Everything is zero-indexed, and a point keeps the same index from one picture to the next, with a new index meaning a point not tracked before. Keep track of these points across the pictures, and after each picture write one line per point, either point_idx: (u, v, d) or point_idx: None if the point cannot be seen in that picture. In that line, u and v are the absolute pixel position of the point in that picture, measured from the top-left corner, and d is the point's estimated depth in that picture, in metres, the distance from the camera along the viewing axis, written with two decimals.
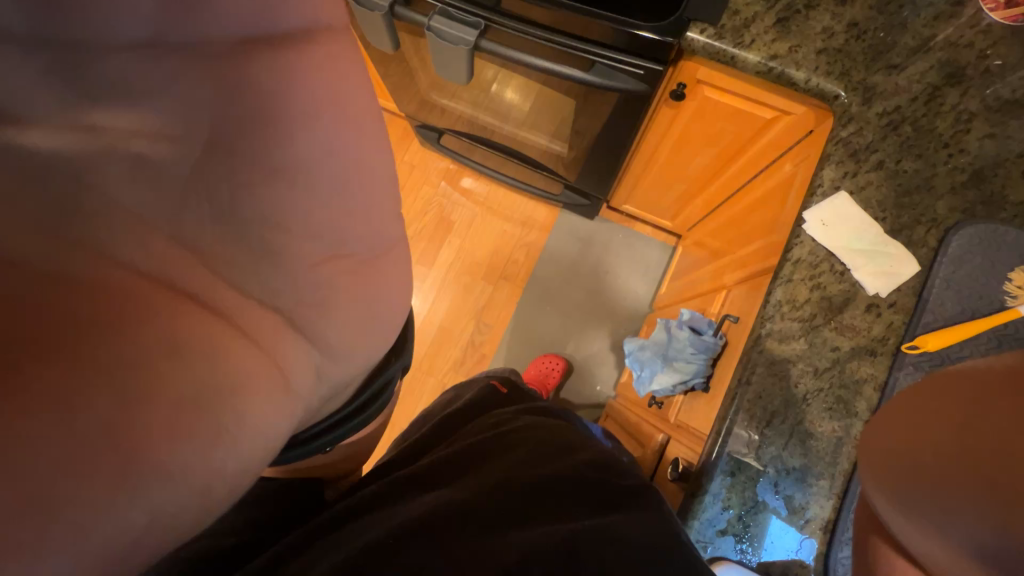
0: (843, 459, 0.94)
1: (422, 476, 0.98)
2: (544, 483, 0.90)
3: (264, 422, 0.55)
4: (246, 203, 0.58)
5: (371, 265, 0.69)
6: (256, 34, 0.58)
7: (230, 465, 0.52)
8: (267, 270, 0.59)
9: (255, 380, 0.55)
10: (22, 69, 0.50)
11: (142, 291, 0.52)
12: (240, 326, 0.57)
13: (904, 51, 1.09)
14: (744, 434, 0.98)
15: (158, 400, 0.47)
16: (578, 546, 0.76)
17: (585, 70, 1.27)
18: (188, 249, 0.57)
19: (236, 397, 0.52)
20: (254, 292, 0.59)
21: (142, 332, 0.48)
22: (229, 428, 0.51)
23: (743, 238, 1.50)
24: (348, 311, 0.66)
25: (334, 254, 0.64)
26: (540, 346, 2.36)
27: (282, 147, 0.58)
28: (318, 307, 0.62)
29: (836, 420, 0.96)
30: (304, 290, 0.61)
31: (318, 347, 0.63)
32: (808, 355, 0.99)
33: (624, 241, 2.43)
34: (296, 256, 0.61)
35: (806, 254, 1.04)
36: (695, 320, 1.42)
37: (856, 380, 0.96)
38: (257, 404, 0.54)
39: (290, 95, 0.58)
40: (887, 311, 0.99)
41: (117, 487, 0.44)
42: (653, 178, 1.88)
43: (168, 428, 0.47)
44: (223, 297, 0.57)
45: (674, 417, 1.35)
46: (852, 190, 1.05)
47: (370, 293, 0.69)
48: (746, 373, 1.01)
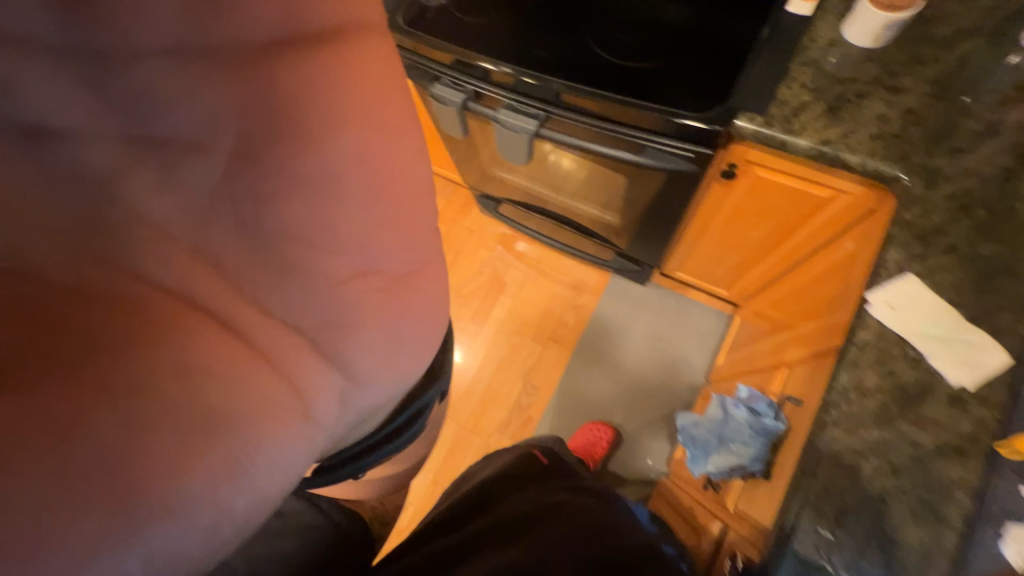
0: (930, 574, 0.84)
1: None
2: None
3: (279, 459, 0.55)
4: (270, 219, 0.57)
5: (405, 280, 0.66)
6: (287, 36, 0.52)
7: (240, 503, 0.52)
8: (292, 290, 0.59)
9: (267, 409, 0.56)
10: (60, 80, 0.52)
11: (179, 318, 0.56)
12: (258, 349, 0.59)
13: (969, 135, 1.08)
14: (813, 534, 0.90)
15: (162, 423, 0.49)
16: None
17: (636, 153, 1.37)
18: (204, 258, 0.59)
19: (252, 425, 0.54)
20: (277, 313, 0.60)
21: (165, 361, 0.52)
22: (241, 459, 0.52)
23: (805, 314, 1.46)
24: (377, 332, 0.64)
25: (361, 271, 0.60)
26: (588, 412, 2.31)
27: (309, 157, 0.54)
28: (343, 326, 0.62)
29: (923, 526, 0.86)
30: (329, 310, 0.61)
31: (341, 370, 0.63)
32: (884, 450, 0.91)
33: (676, 308, 2.40)
34: (320, 273, 0.59)
35: (873, 338, 0.98)
36: (753, 399, 1.36)
37: (944, 484, 0.87)
38: (274, 435, 0.55)
39: (314, 93, 0.53)
40: (975, 406, 0.91)
41: (116, 518, 0.45)
42: (706, 249, 1.90)
43: (171, 460, 0.48)
44: (247, 318, 0.59)
45: (732, 505, 1.22)
46: (922, 273, 1.00)
47: (399, 316, 0.66)
48: (810, 465, 0.94)
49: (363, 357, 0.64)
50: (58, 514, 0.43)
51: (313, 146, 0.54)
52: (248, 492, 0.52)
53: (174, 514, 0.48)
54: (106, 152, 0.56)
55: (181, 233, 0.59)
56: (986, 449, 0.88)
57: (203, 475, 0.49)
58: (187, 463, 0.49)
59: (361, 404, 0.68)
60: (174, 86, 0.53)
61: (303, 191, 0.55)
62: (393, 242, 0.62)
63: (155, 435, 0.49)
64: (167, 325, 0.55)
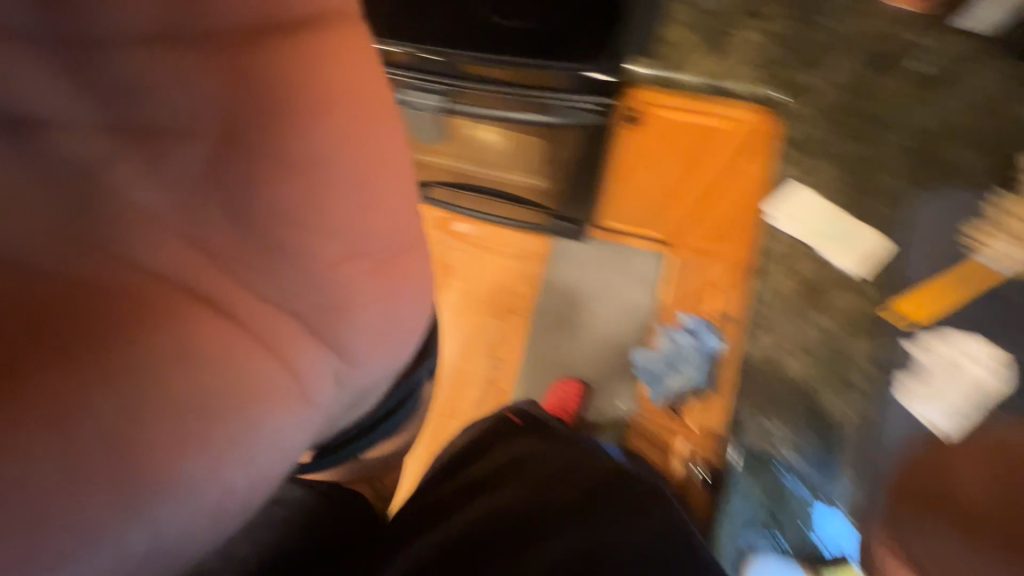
0: (844, 435, 0.99)
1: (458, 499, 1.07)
2: None
3: (278, 439, 0.65)
4: (263, 203, 0.60)
5: (391, 263, 0.67)
6: (261, 23, 0.54)
7: (241, 479, 0.62)
8: (287, 273, 0.64)
9: (262, 394, 0.64)
10: (43, 70, 0.56)
11: (179, 314, 0.63)
12: (256, 336, 0.66)
13: (829, 50, 1.20)
14: (757, 426, 1.02)
15: (163, 407, 0.59)
16: None
17: (546, 115, 1.39)
18: (205, 252, 0.64)
19: (245, 411, 0.62)
20: (272, 300, 0.66)
21: (181, 355, 0.61)
22: (236, 441, 0.61)
23: (723, 238, 1.59)
24: (370, 311, 0.68)
25: (350, 257, 0.64)
26: (554, 371, 2.41)
27: (292, 140, 0.57)
28: (332, 308, 0.66)
29: (837, 397, 1.00)
30: (323, 291, 0.65)
31: (335, 352, 0.69)
32: (801, 341, 1.04)
33: (617, 256, 2.51)
34: (314, 257, 0.63)
35: (778, 247, 1.10)
36: (693, 324, 1.49)
37: (850, 357, 1.02)
38: (270, 417, 0.64)
39: (298, 77, 0.55)
40: (865, 286, 1.05)
41: (117, 491, 0.56)
42: (631, 195, 1.99)
43: (171, 443, 0.58)
44: (242, 304, 0.66)
45: (692, 422, 1.34)
46: (807, 181, 1.13)
47: (383, 301, 0.68)
48: (743, 367, 1.05)
49: (354, 335, 0.68)
50: (76, 486, 0.54)
51: (297, 132, 0.57)
52: (247, 469, 0.62)
53: (182, 491, 0.58)
54: (89, 140, 0.60)
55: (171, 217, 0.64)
56: (874, 320, 1.03)
57: (212, 457, 0.60)
58: (194, 449, 0.59)
59: (357, 386, 0.74)
60: (160, 76, 0.56)
61: (291, 176, 0.59)
62: (381, 224, 0.64)
63: (159, 424, 0.58)
64: (179, 319, 0.62)
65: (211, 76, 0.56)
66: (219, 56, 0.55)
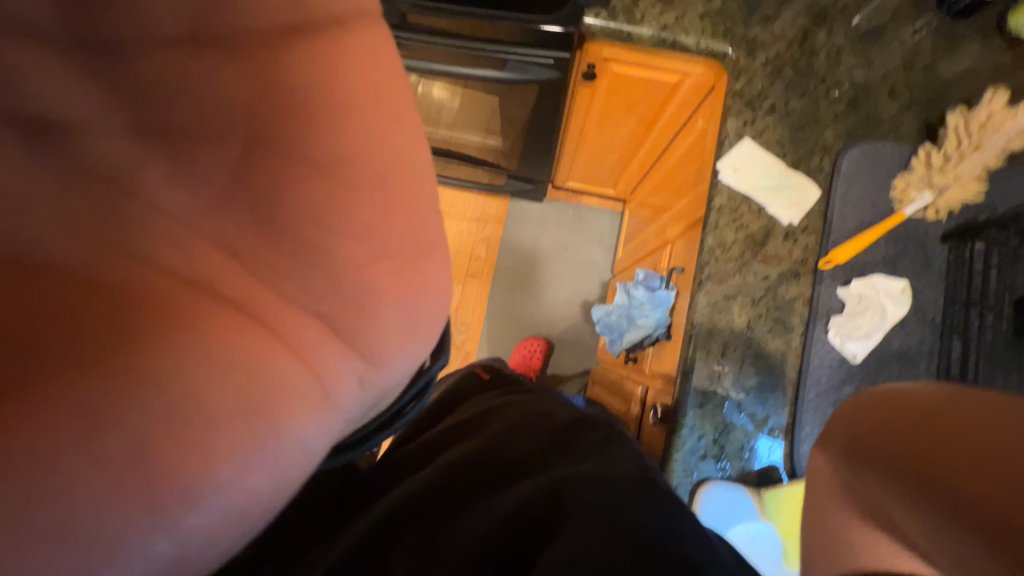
0: (782, 371, 1.10)
1: (423, 455, 1.08)
2: (528, 453, 0.98)
3: (303, 439, 0.60)
4: (287, 201, 0.65)
5: (416, 263, 0.65)
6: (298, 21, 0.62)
7: (265, 482, 0.57)
8: (312, 275, 0.65)
9: (288, 397, 0.60)
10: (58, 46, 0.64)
11: (196, 310, 0.63)
12: (279, 335, 0.64)
13: (774, 3, 1.21)
14: (706, 368, 1.11)
15: (188, 417, 0.56)
16: (561, 488, 0.83)
17: (499, 69, 1.33)
18: (227, 252, 0.68)
19: (271, 412, 0.58)
20: (292, 293, 0.65)
21: (190, 359, 0.59)
22: (267, 440, 0.57)
23: (675, 194, 1.63)
24: (392, 313, 0.64)
25: (375, 256, 0.63)
26: (518, 333, 2.46)
27: (320, 142, 0.62)
28: (357, 309, 0.63)
29: (777, 337, 1.11)
30: (342, 291, 0.64)
31: (358, 355, 0.63)
32: (746, 288, 1.12)
33: (575, 216, 2.53)
34: (336, 257, 0.64)
35: (726, 200, 1.15)
36: (648, 278, 1.55)
37: (787, 301, 1.11)
38: (295, 418, 0.59)
39: (328, 70, 0.61)
40: (801, 235, 1.13)
41: (151, 501, 0.52)
42: (587, 153, 1.98)
43: (195, 445, 0.55)
44: (269, 306, 0.66)
45: (649, 367, 1.47)
46: (753, 135, 1.17)
47: (405, 301, 0.64)
48: (694, 314, 1.13)
49: (373, 332, 0.64)
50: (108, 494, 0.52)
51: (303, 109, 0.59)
52: (272, 470, 0.57)
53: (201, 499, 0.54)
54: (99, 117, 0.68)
55: (202, 223, 0.69)
56: (811, 267, 1.12)
57: (233, 458, 0.55)
58: (220, 430, 0.56)
59: (383, 388, 0.67)
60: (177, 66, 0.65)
61: (308, 168, 0.63)
62: (400, 226, 0.64)
63: (185, 424, 0.56)
64: (191, 323, 0.62)
65: (239, 79, 0.64)
66: (248, 61, 0.63)
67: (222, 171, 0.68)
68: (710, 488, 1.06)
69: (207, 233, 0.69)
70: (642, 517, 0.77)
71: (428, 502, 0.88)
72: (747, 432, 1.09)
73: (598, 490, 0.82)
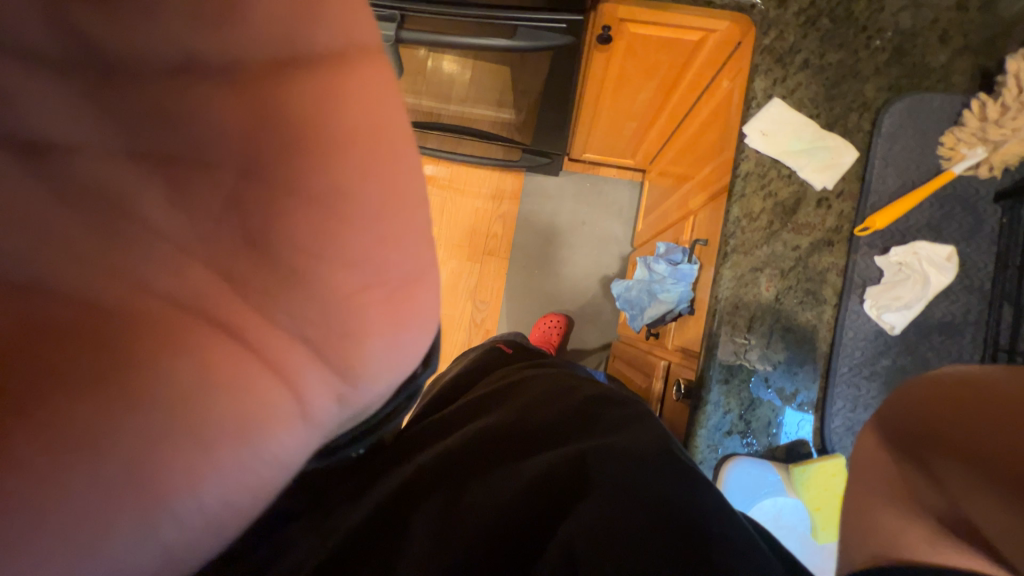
0: (811, 344, 1.05)
1: (442, 427, 1.08)
2: (550, 424, 0.97)
3: (277, 451, 0.67)
4: (274, 228, 0.64)
5: (410, 288, 0.67)
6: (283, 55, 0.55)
7: (239, 493, 0.64)
8: (295, 300, 0.67)
9: (268, 418, 0.67)
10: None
11: (195, 338, 0.68)
12: (269, 360, 0.69)
13: None
14: (731, 343, 1.07)
15: (173, 435, 0.62)
16: (588, 460, 0.82)
17: (510, 39, 1.27)
18: (223, 277, 0.68)
19: (253, 433, 0.65)
20: (276, 317, 0.69)
21: (171, 377, 0.64)
22: (247, 457, 0.64)
23: (698, 161, 1.55)
24: (376, 342, 0.67)
25: (366, 286, 0.64)
26: (537, 310, 2.45)
27: (318, 175, 0.59)
28: (341, 334, 0.67)
29: (808, 310, 1.06)
30: (328, 316, 0.66)
31: (339, 377, 0.69)
32: (774, 259, 1.07)
33: (593, 188, 2.46)
34: (325, 286, 0.65)
35: (753, 166, 1.09)
36: (670, 251, 1.50)
37: (820, 271, 1.06)
38: (275, 435, 0.67)
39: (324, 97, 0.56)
40: (836, 201, 1.06)
41: (140, 505, 0.59)
42: (604, 122, 1.90)
43: (181, 459, 0.61)
44: (255, 333, 0.70)
45: (672, 342, 1.44)
46: (784, 95, 1.09)
47: (384, 333, 0.68)
48: (719, 288, 1.08)
49: (360, 356, 0.68)
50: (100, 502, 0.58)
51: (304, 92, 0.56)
52: (244, 483, 0.64)
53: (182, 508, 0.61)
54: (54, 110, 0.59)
55: (200, 242, 0.68)
56: (847, 236, 1.05)
57: (215, 471, 0.63)
58: (209, 448, 0.63)
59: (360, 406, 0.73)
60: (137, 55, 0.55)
61: (309, 207, 0.61)
62: (393, 258, 0.63)
63: (170, 444, 0.62)
64: (174, 338, 0.67)
65: None
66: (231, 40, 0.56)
67: (222, 196, 0.64)
68: (734, 464, 1.05)
69: (213, 237, 0.67)
70: (665, 495, 0.76)
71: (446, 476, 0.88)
72: (772, 407, 1.06)
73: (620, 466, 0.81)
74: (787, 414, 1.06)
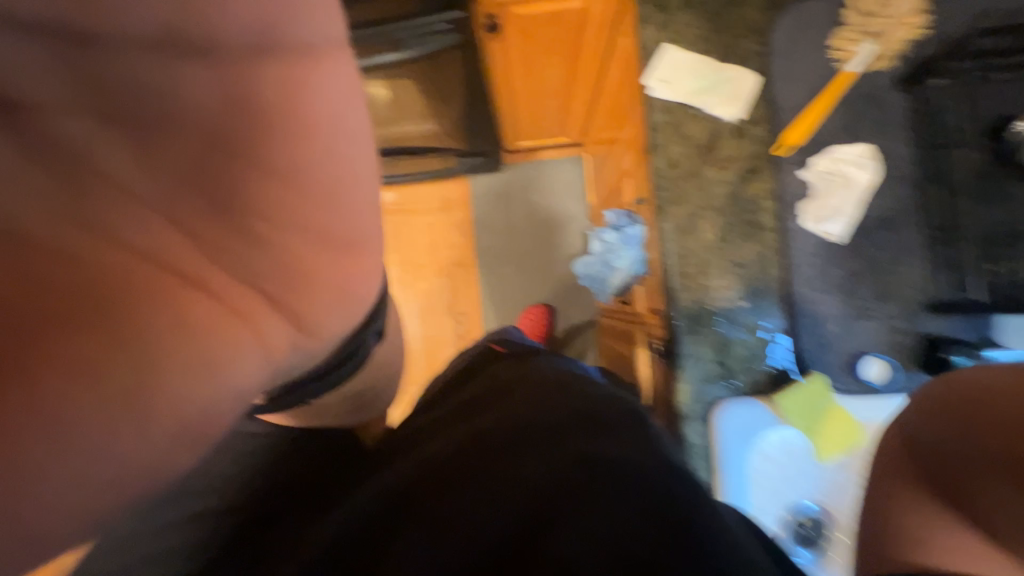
0: (764, 275, 1.06)
1: (409, 441, 1.00)
2: (535, 428, 0.88)
3: (235, 375, 0.65)
4: (238, 183, 0.67)
5: (358, 250, 0.73)
6: (268, 42, 0.61)
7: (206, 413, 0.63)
8: (254, 255, 0.69)
9: (235, 343, 0.66)
10: None
11: (155, 285, 0.64)
12: (234, 306, 0.67)
13: None
14: (689, 292, 1.07)
15: (148, 351, 0.60)
16: (582, 486, 0.74)
17: (397, 51, 1.26)
18: (185, 235, 0.68)
19: (214, 370, 0.63)
20: (240, 272, 0.68)
21: (149, 304, 0.62)
22: (206, 379, 0.62)
23: (621, 122, 1.55)
24: (328, 294, 0.72)
25: (324, 242, 0.71)
26: (515, 306, 2.44)
27: (280, 148, 0.66)
28: (299, 278, 0.70)
29: (752, 242, 1.06)
30: (276, 260, 0.69)
31: (299, 325, 0.71)
32: (707, 200, 1.07)
33: (537, 175, 2.45)
34: (285, 240, 0.69)
35: (663, 116, 1.08)
36: (615, 217, 1.49)
37: (754, 201, 1.06)
38: (237, 366, 0.65)
39: (286, 84, 0.63)
40: (750, 128, 1.07)
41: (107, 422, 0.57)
42: (525, 107, 1.89)
43: (166, 367, 0.60)
44: (220, 283, 0.68)
45: (638, 306, 1.42)
46: (673, 38, 1.08)
47: (331, 286, 0.72)
48: (664, 243, 1.07)
49: (316, 311, 0.72)
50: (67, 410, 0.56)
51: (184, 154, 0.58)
52: (200, 406, 0.62)
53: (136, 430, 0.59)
54: None
55: None
56: (769, 160, 1.06)
57: (178, 388, 0.61)
58: (179, 361, 0.61)
59: (322, 344, 0.75)
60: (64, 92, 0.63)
61: (274, 182, 0.67)
62: (347, 221, 0.70)
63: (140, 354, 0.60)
64: (141, 288, 0.63)
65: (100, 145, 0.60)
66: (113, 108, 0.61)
67: (181, 158, 0.67)
68: (721, 416, 1.04)
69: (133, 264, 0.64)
70: (645, 530, 0.69)
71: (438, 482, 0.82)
72: (744, 346, 1.06)
73: (629, 471, 0.77)
74: (761, 349, 1.06)
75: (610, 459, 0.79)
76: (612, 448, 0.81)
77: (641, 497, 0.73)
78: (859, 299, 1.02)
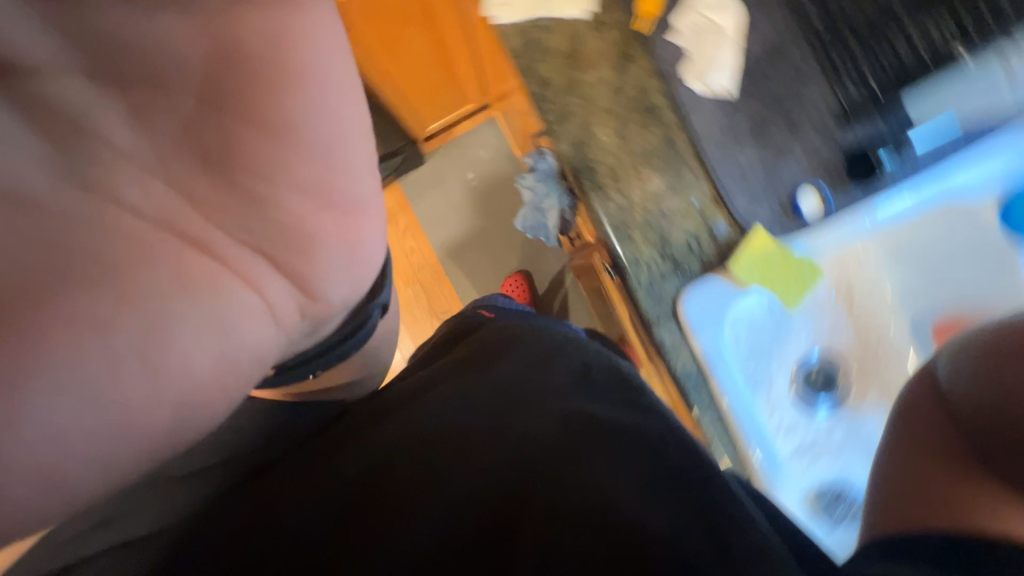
0: (677, 156, 1.00)
1: (344, 433, 0.79)
2: (517, 391, 0.80)
3: (248, 331, 0.50)
4: (230, 141, 0.49)
5: (360, 215, 0.55)
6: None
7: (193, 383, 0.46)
8: (248, 216, 0.51)
9: (218, 317, 0.48)
10: None
11: (155, 243, 0.47)
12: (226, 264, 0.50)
13: None
14: (606, 200, 1.01)
15: (117, 323, 0.43)
16: (582, 453, 0.69)
17: None
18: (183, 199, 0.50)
19: (209, 308, 0.47)
20: (223, 249, 0.50)
21: (144, 273, 0.46)
22: (225, 330, 0.48)
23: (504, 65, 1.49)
24: (329, 253, 0.54)
25: (321, 206, 0.52)
26: (490, 286, 2.39)
27: (287, 100, 0.49)
28: (294, 247, 0.52)
29: (652, 127, 1.01)
30: (265, 218, 0.51)
31: (301, 280, 0.53)
32: (587, 105, 1.02)
33: (460, 150, 2.36)
34: (281, 206, 0.51)
35: (517, 38, 1.03)
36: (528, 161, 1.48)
37: (640, 87, 1.01)
38: (191, 339, 0.46)
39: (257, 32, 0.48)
40: (606, 15, 1.01)
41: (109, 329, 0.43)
42: (414, 90, 1.83)
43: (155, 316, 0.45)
44: (229, 248, 0.50)
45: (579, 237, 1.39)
46: None
47: (337, 249, 0.54)
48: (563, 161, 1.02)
49: (313, 265, 0.53)
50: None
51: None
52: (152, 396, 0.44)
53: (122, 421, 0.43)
54: None
55: None
56: (628, 45, 1.01)
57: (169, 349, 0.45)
58: (177, 340, 0.45)
59: (323, 315, 0.58)
60: None
61: (251, 131, 0.49)
62: (320, 200, 0.52)
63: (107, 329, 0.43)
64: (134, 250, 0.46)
65: None
66: None
67: (173, 126, 0.49)
68: (691, 311, 0.98)
69: None
70: (668, 528, 0.61)
71: (415, 508, 0.65)
72: (685, 232, 1.01)
73: (638, 487, 0.66)
74: (704, 230, 1.01)
75: (609, 471, 0.68)
76: (610, 458, 0.69)
77: (655, 522, 0.62)
78: (775, 138, 0.98)
